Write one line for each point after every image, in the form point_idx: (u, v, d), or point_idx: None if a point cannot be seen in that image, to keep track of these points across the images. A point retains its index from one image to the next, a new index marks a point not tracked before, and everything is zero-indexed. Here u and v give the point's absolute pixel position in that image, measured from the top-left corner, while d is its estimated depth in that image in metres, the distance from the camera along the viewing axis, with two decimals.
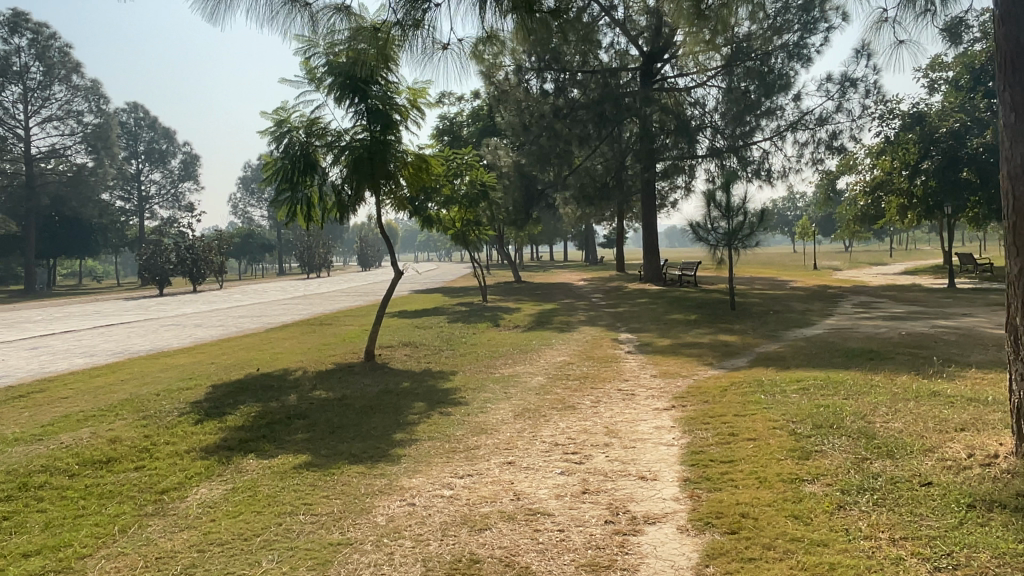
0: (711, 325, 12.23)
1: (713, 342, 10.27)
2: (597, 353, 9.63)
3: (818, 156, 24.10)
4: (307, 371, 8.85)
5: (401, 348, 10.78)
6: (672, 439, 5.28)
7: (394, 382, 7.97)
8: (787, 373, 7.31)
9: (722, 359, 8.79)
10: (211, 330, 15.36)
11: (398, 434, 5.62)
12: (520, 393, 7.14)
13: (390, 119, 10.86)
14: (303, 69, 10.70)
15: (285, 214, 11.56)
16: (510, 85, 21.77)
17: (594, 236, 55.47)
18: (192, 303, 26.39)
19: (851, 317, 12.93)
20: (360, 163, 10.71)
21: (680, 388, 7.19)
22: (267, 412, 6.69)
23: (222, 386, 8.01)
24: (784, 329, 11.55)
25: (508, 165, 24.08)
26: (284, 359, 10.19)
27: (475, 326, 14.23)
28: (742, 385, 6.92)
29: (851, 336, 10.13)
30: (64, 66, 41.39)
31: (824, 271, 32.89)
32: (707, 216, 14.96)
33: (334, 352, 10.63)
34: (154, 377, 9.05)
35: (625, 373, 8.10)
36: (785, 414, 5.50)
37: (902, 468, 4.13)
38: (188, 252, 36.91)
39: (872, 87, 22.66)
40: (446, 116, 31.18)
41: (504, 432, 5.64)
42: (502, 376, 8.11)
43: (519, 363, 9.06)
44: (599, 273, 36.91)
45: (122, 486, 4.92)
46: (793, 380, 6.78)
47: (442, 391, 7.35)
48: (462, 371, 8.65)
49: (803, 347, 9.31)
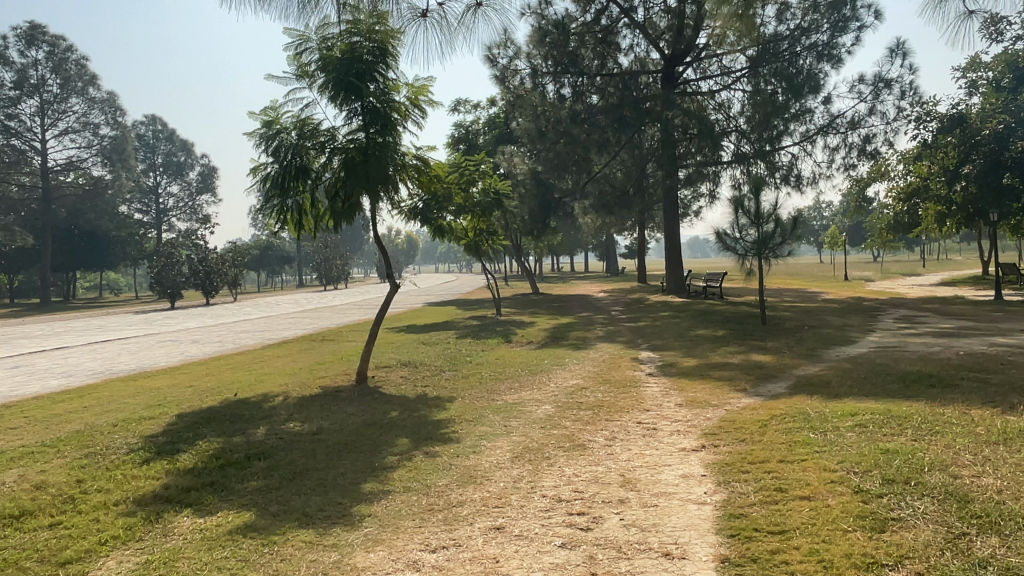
0: (742, 343, 11.12)
1: (745, 362, 9.17)
2: (615, 376, 8.56)
3: (850, 162, 22.90)
4: (288, 397, 7.90)
5: (399, 369, 9.80)
6: (705, 494, 4.23)
7: (382, 412, 6.97)
8: (836, 404, 6.22)
9: (758, 384, 7.71)
10: (206, 347, 14.48)
11: (367, 484, 4.63)
12: (522, 427, 6.10)
13: (389, 120, 9.94)
14: (293, 65, 9.84)
15: (275, 224, 10.61)
16: (526, 90, 21.14)
17: (616, 246, 54.00)
18: (198, 316, 25.65)
19: (896, 334, 11.72)
20: (355, 168, 9.79)
21: (711, 421, 6.11)
22: (226, 452, 5.75)
23: (187, 416, 7.09)
24: (824, 347, 10.41)
25: (525, 172, 22.82)
26: (269, 381, 9.25)
27: (484, 342, 13.24)
28: (785, 418, 5.86)
29: (901, 356, 9.01)
30: (80, 78, 41.30)
31: (856, 282, 31.39)
32: (735, 224, 13.86)
33: (325, 373, 9.67)
34: (120, 404, 8.14)
35: (646, 401, 7.03)
36: (845, 463, 4.43)
37: (1018, 553, 3.06)
38: (201, 265, 36.43)
39: (908, 88, 21.49)
40: (462, 124, 30.28)
41: (497, 481, 4.61)
42: (505, 404, 7.09)
43: (527, 387, 8.02)
44: (621, 284, 35.65)
45: (19, 552, 3.96)
46: (846, 415, 5.69)
47: (436, 422, 6.39)
48: (461, 397, 7.63)
49: (849, 369, 8.19)
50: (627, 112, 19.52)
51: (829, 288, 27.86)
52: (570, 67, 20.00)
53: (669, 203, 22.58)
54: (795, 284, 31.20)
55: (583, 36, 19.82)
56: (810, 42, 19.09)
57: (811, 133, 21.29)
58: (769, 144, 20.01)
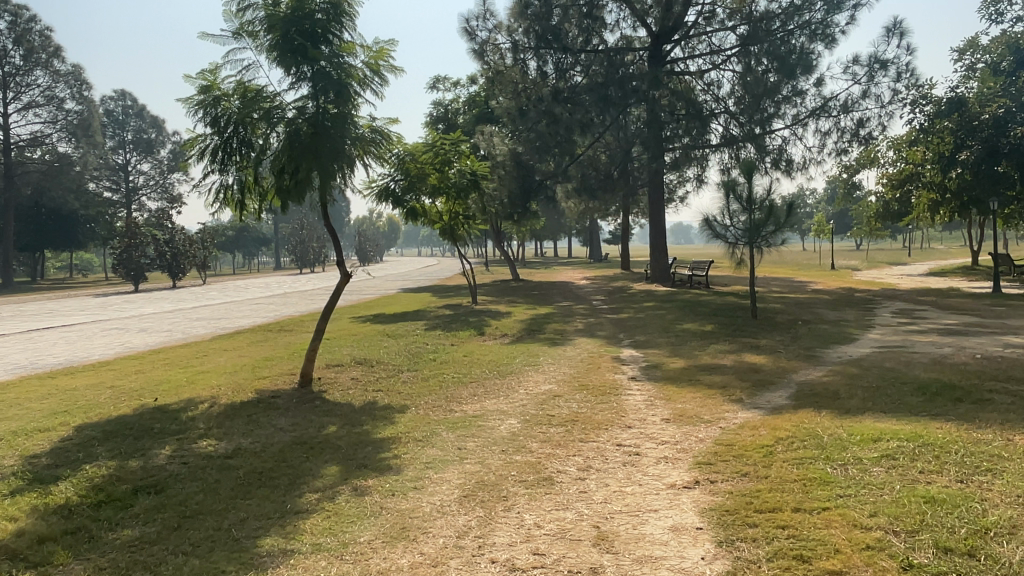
0: (733, 340, 10.18)
1: (738, 365, 8.19)
2: (592, 381, 7.54)
3: (841, 147, 21.97)
4: (214, 405, 6.82)
5: (352, 368, 8.72)
6: (702, 562, 3.22)
7: (318, 427, 5.91)
8: (851, 424, 5.26)
9: (756, 394, 6.70)
10: (151, 337, 13.29)
11: (269, 541, 3.58)
12: (479, 450, 5.07)
13: (343, 87, 8.76)
14: (233, 21, 8.64)
15: (213, 202, 9.38)
16: (505, 66, 20.01)
17: (600, 232, 52.91)
18: (158, 301, 24.26)
19: (899, 331, 10.85)
20: (302, 140, 8.57)
21: (705, 443, 5.11)
22: (114, 483, 4.66)
23: (86, 429, 5.99)
24: (822, 346, 9.44)
25: (504, 153, 21.29)
26: (201, 382, 8.14)
27: (453, 335, 12.17)
28: (793, 441, 4.88)
29: (911, 359, 8.07)
30: (44, 50, 39.42)
31: (843, 271, 30.72)
32: (724, 209, 12.85)
33: (268, 372, 8.57)
34: (19, 409, 7.00)
35: (627, 415, 6.01)
36: (881, 518, 3.49)
37: None
38: (167, 246, 35.05)
39: (905, 70, 20.59)
40: (442, 102, 29.22)
41: (435, 536, 3.58)
42: (463, 418, 6.03)
43: (491, 395, 6.98)
44: (604, 271, 34.69)
45: None
46: (867, 442, 4.72)
47: (378, 441, 5.38)
48: (413, 407, 6.60)
49: (857, 375, 7.25)
50: (612, 91, 18.43)
51: (818, 277, 27.00)
52: (552, 42, 19.01)
53: (655, 189, 21.49)
54: (783, 273, 30.32)
55: (566, 9, 18.91)
56: (804, 20, 18.17)
57: (803, 116, 20.37)
58: (760, 126, 18.84)
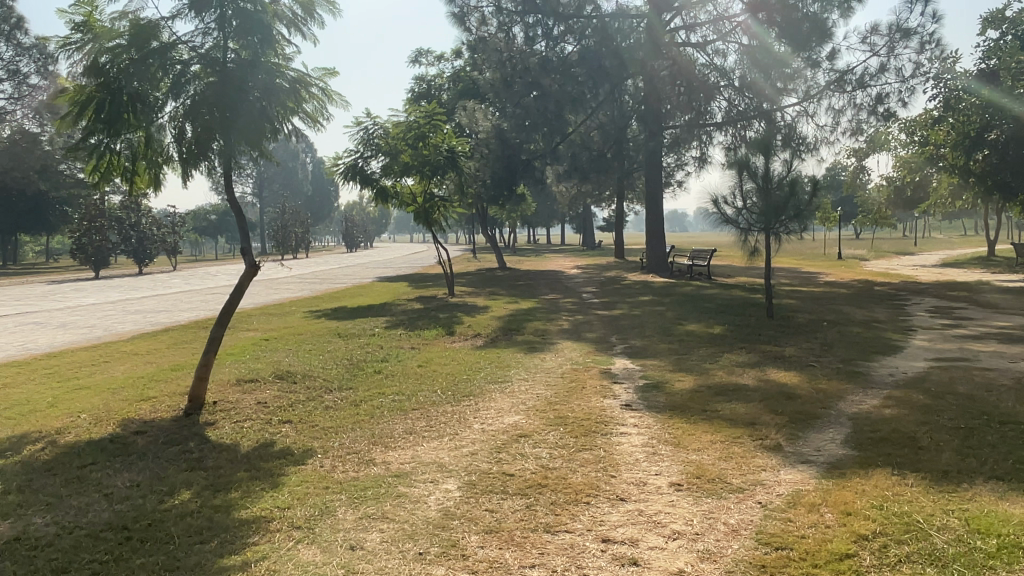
0: (749, 347, 8.32)
1: (763, 386, 6.32)
2: (574, 410, 5.64)
3: (859, 125, 20.01)
4: (47, 447, 4.90)
5: (268, 385, 6.79)
6: None
7: (162, 494, 3.97)
8: (967, 508, 3.38)
9: (797, 437, 4.81)
10: (64, 336, 11.32)
11: None
12: (380, 552, 3.16)
13: (262, 24, 6.60)
14: None
15: (93, 174, 6.88)
16: (490, 33, 17.94)
17: (594, 219, 50.69)
18: (109, 289, 22.19)
19: (949, 336, 9.02)
20: (209, 93, 6.37)
21: (743, 539, 3.24)
22: None
23: None
24: (862, 358, 7.58)
25: (487, 128, 18.62)
26: (65, 405, 6.22)
27: (415, 335, 10.27)
28: (890, 548, 3.02)
29: (986, 380, 6.21)
30: (6, 22, 37.12)
31: (851, 262, 28.84)
32: (735, 189, 10.93)
33: (158, 391, 6.65)
34: None
35: (619, 475, 4.13)
36: None
37: None
38: (133, 231, 33.01)
39: (929, 40, 18.60)
40: (423, 77, 27.39)
41: None
42: (378, 479, 4.14)
43: (432, 433, 5.10)
44: (597, 258, 32.74)
45: None
46: (1013, 557, 2.86)
47: (234, 528, 3.46)
48: (319, 455, 4.69)
49: (928, 406, 5.39)
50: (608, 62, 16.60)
51: (827, 267, 25.09)
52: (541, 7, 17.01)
53: (653, 169, 19.48)
54: (786, 263, 28.38)
55: None
56: None
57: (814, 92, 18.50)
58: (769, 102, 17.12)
